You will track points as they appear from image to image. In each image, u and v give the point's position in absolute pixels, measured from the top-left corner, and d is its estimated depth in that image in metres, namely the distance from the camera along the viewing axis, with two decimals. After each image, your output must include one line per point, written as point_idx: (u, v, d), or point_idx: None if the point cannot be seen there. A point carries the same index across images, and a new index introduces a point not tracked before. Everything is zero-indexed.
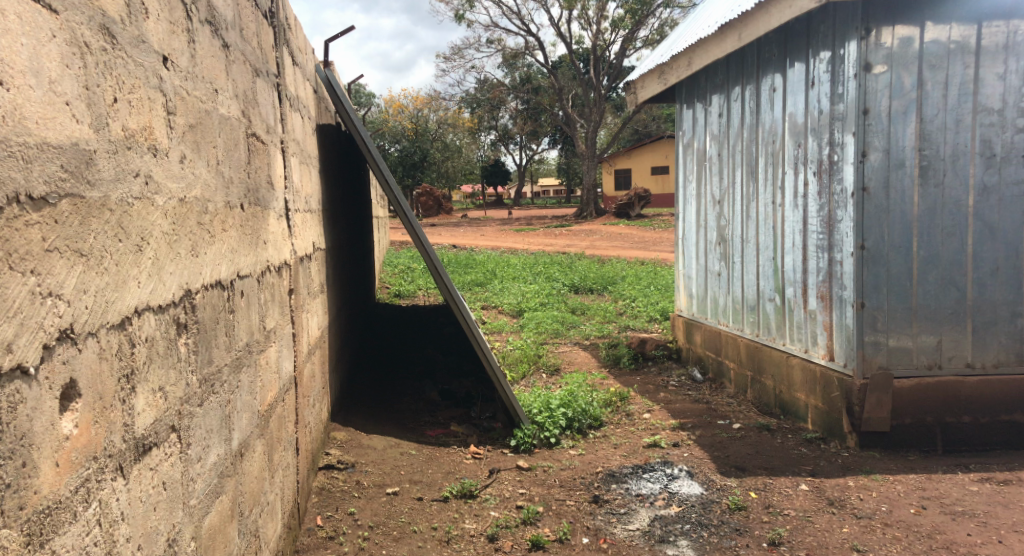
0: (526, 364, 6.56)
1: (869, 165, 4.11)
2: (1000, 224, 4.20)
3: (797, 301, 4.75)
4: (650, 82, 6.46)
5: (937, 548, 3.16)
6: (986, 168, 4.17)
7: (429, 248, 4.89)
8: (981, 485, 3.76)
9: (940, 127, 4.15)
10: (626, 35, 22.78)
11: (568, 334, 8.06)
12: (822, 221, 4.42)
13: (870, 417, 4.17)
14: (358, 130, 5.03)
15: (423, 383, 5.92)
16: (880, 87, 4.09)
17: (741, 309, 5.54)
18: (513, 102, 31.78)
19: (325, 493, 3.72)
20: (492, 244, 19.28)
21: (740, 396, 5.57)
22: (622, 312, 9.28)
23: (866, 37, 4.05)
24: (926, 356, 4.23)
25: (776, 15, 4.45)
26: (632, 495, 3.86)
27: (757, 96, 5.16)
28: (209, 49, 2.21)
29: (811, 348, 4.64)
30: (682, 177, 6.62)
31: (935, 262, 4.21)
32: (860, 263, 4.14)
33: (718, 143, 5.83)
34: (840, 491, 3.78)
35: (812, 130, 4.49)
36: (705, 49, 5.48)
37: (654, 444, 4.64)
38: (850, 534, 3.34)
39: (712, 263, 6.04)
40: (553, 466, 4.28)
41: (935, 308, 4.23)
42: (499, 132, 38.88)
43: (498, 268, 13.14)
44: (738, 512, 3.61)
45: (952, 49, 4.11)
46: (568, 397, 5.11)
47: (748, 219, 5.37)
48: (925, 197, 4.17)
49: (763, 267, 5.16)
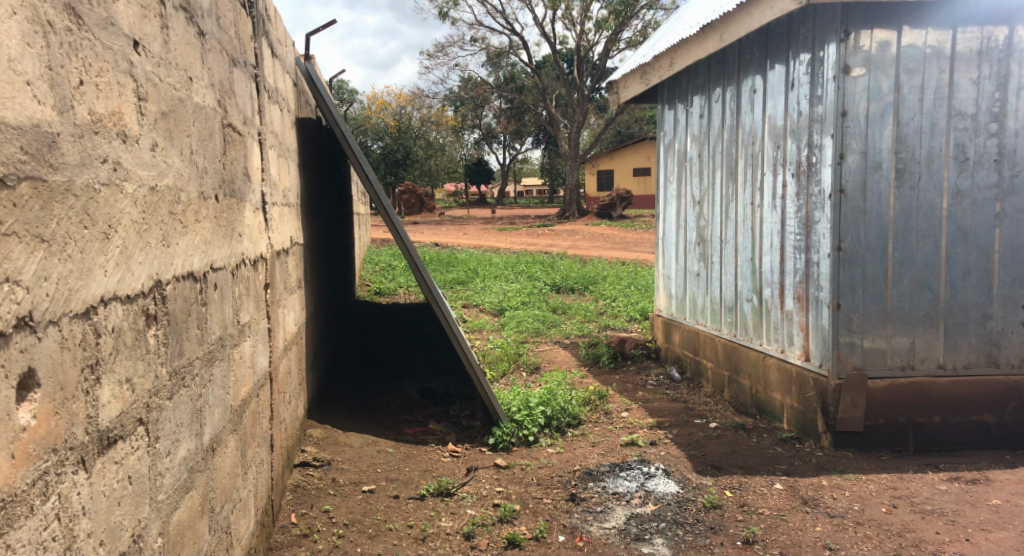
0: (506, 363, 6.56)
1: (846, 166, 4.16)
2: (972, 227, 4.26)
3: (774, 301, 4.79)
4: (634, 82, 6.49)
5: (907, 546, 3.19)
6: (959, 171, 4.23)
7: (409, 244, 4.86)
8: (949, 484, 3.81)
9: (916, 130, 4.20)
10: (609, 36, 22.93)
11: (549, 333, 8.09)
12: (800, 221, 4.46)
13: (845, 417, 4.23)
14: (340, 124, 5.00)
15: (401, 380, 5.91)
16: (858, 90, 4.14)
17: (719, 309, 5.58)
18: (497, 101, 31.87)
19: (300, 490, 3.69)
20: (473, 242, 19.29)
21: (717, 395, 5.62)
22: (603, 311, 9.34)
23: (845, 40, 4.09)
24: (899, 357, 4.28)
25: (757, 16, 4.47)
26: (609, 494, 3.87)
27: (738, 98, 5.20)
28: (183, 36, 2.19)
29: (788, 348, 4.68)
30: (663, 178, 6.65)
31: (909, 265, 4.26)
32: (836, 264, 4.18)
33: (699, 143, 5.86)
34: (814, 490, 3.81)
35: (791, 131, 4.54)
36: (688, 50, 5.51)
37: (632, 443, 4.66)
38: (823, 533, 3.36)
39: (692, 264, 6.08)
40: (531, 464, 4.29)
41: (909, 310, 4.28)
42: (484, 131, 39.00)
43: (481, 267, 13.15)
44: (713, 510, 3.63)
45: (928, 54, 4.16)
46: (547, 395, 5.13)
47: (727, 219, 5.41)
48: (900, 199, 4.22)
49: (741, 267, 5.21)
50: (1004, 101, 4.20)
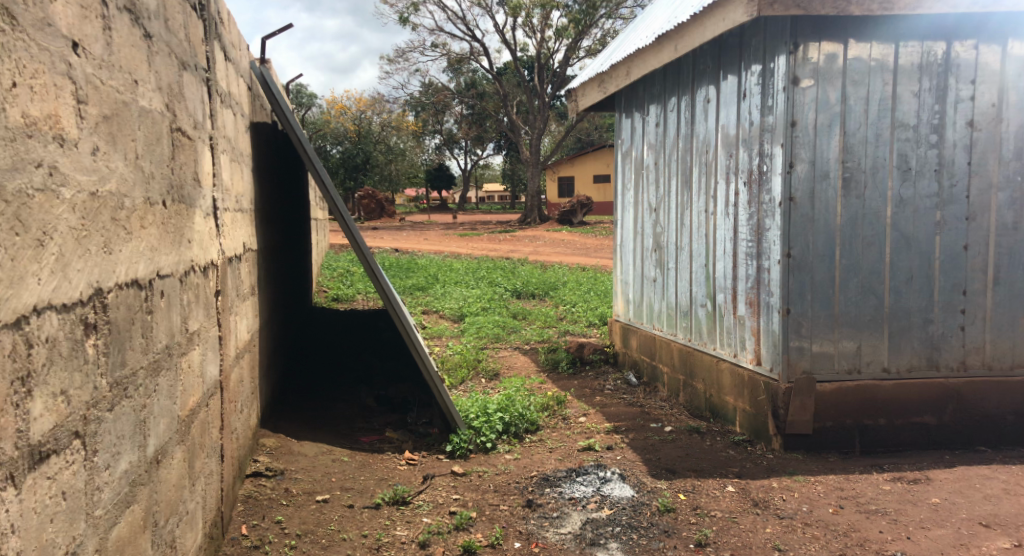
0: (465, 369, 6.55)
1: (795, 175, 4.26)
2: (914, 235, 4.39)
3: (727, 307, 4.88)
4: (592, 90, 6.56)
5: (852, 546, 3.27)
6: (902, 181, 4.36)
7: (365, 250, 4.82)
8: (893, 484, 3.92)
9: (861, 141, 4.33)
10: (569, 44, 23.15)
11: (509, 338, 8.10)
12: (752, 229, 4.55)
13: (794, 419, 4.33)
14: (295, 129, 4.95)
15: (358, 388, 5.85)
16: (806, 101, 4.25)
17: (675, 315, 5.66)
18: (457, 107, 31.88)
19: (252, 501, 3.62)
20: (433, 248, 19.22)
21: (673, 400, 5.70)
22: (562, 316, 9.40)
23: (794, 52, 4.20)
24: (846, 361, 4.40)
25: (709, 27, 4.56)
26: (565, 499, 3.89)
27: (692, 107, 5.30)
28: (128, 38, 2.14)
29: (740, 353, 4.77)
30: (621, 185, 6.73)
31: (855, 271, 4.38)
32: (786, 271, 4.28)
33: (655, 151, 5.95)
34: (764, 492, 3.89)
35: (743, 141, 4.64)
36: (644, 60, 5.59)
37: (589, 447, 4.70)
38: (772, 534, 3.43)
39: (649, 270, 6.15)
40: (488, 471, 4.28)
41: (855, 315, 4.40)
42: (445, 136, 38.93)
43: (441, 273, 13.12)
44: (667, 514, 3.68)
45: (873, 67, 4.29)
46: (505, 401, 5.14)
47: (682, 226, 5.49)
48: (846, 208, 4.34)
49: (695, 273, 5.30)
50: (944, 114, 4.35)
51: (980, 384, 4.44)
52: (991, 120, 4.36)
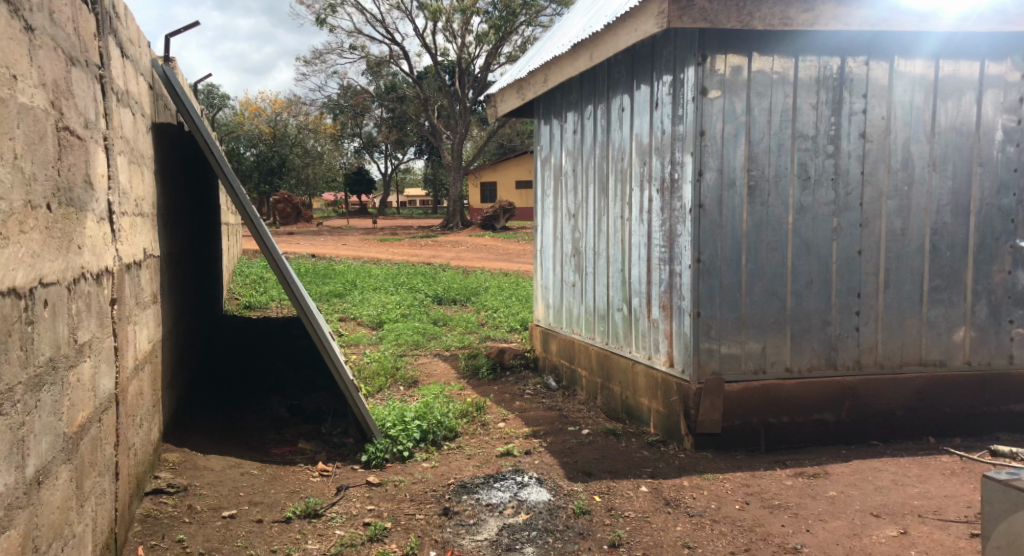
0: (383, 377, 6.44)
1: (704, 183, 4.40)
2: (814, 241, 4.60)
3: (641, 310, 4.99)
4: (511, 96, 6.59)
5: (757, 540, 3.39)
6: (802, 189, 4.57)
7: (277, 256, 4.67)
8: (794, 479, 4.10)
9: (765, 150, 4.51)
10: (489, 50, 23.26)
11: (428, 345, 8.03)
12: (664, 234, 4.68)
13: (704, 419, 4.47)
14: (202, 130, 4.75)
15: (270, 398, 5.66)
16: (714, 111, 4.39)
17: (592, 319, 5.75)
18: (377, 111, 31.50)
19: (151, 520, 3.44)
20: (353, 253, 18.90)
21: (590, 403, 5.78)
22: (483, 322, 9.39)
23: (702, 63, 4.34)
24: (752, 361, 4.57)
25: (622, 37, 4.66)
26: (482, 505, 3.87)
27: (608, 115, 5.40)
28: (4, 29, 2.00)
29: (654, 355, 4.89)
30: (540, 191, 6.78)
31: (760, 275, 4.55)
32: (696, 275, 4.41)
33: (573, 158, 6.03)
34: (676, 491, 3.99)
35: (656, 149, 4.76)
36: (560, 67, 5.66)
37: (507, 453, 4.70)
38: (683, 532, 3.51)
39: (568, 275, 6.23)
40: (405, 480, 4.22)
41: (760, 317, 4.57)
42: (365, 140, 38.37)
43: (360, 279, 12.89)
44: (583, 516, 3.71)
45: (775, 80, 4.48)
46: (423, 409, 5.08)
47: (599, 232, 5.59)
48: (752, 214, 4.51)
49: (612, 278, 5.39)
50: (839, 125, 4.58)
51: (873, 381, 4.69)
52: (881, 133, 4.62)
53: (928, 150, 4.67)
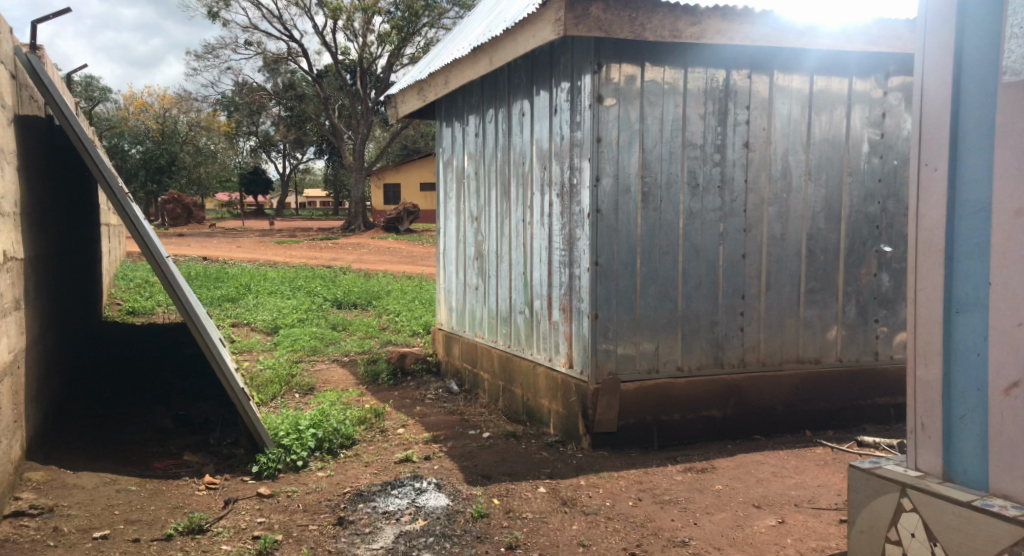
0: (277, 384, 6.22)
1: (601, 188, 4.50)
2: (703, 245, 4.80)
3: (542, 313, 5.05)
4: (411, 97, 6.54)
5: (648, 535, 3.50)
6: (693, 195, 4.76)
7: (159, 258, 4.42)
8: (684, 474, 4.26)
9: (658, 158, 4.66)
10: (392, 51, 23.00)
11: (327, 350, 7.83)
12: (564, 238, 4.76)
13: (601, 419, 4.57)
14: (74, 124, 4.43)
15: (153, 410, 5.35)
16: (609, 119, 4.51)
17: (495, 322, 5.77)
18: (275, 109, 30.50)
19: (11, 546, 3.18)
20: (249, 256, 18.20)
21: (491, 406, 5.80)
22: (385, 326, 9.25)
23: (597, 72, 4.44)
24: (646, 361, 4.71)
25: (520, 43, 4.70)
26: (378, 513, 3.80)
27: (508, 119, 5.44)
28: None
29: (554, 357, 4.96)
30: (443, 193, 6.76)
31: (654, 278, 4.70)
32: (594, 278, 4.51)
33: (475, 161, 6.04)
34: (572, 491, 4.06)
35: (555, 154, 4.84)
36: (460, 71, 5.66)
37: (406, 459, 4.64)
38: (578, 531, 3.58)
39: (470, 278, 6.23)
40: (298, 490, 4.09)
41: (654, 318, 4.72)
42: (262, 138, 37.06)
43: (256, 283, 12.42)
44: (481, 520, 3.71)
45: (666, 90, 4.64)
46: (319, 417, 4.94)
47: (501, 235, 5.62)
48: (646, 219, 4.65)
49: (514, 281, 5.44)
50: (725, 135, 4.80)
51: (756, 378, 4.94)
52: (763, 143, 4.88)
53: (804, 160, 4.97)
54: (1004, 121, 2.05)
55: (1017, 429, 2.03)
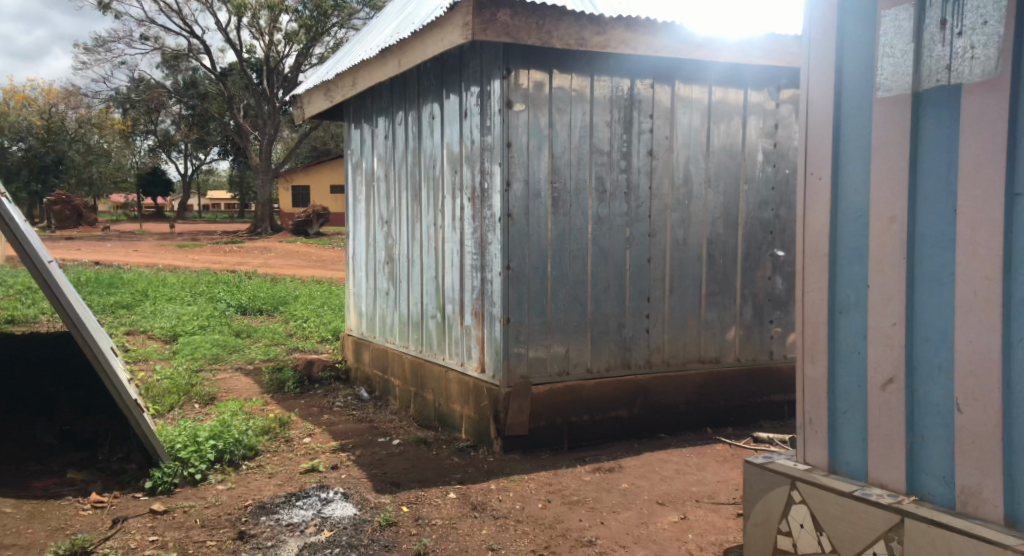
0: (175, 395, 5.93)
1: (512, 193, 4.53)
2: (610, 249, 4.90)
3: (454, 317, 5.03)
4: (318, 98, 6.38)
5: (556, 536, 3.53)
6: (601, 201, 4.85)
7: (39, 262, 4.12)
8: (592, 474, 4.33)
9: (567, 163, 4.72)
10: (300, 50, 22.45)
11: (229, 358, 7.52)
12: (475, 242, 4.76)
13: (513, 422, 4.59)
14: None
15: (35, 425, 4.99)
16: (519, 124, 4.53)
17: (406, 327, 5.70)
18: (174, 107, 29.16)
19: None
20: (145, 260, 17.30)
21: (402, 412, 5.73)
22: (292, 332, 8.99)
23: (506, 77, 4.47)
24: (556, 364, 4.76)
25: (429, 46, 4.67)
26: (282, 526, 3.68)
27: (418, 122, 5.39)
28: None
29: (466, 361, 4.94)
30: (352, 196, 6.63)
31: (564, 282, 4.76)
32: (505, 282, 4.53)
33: (385, 164, 5.95)
34: (483, 495, 4.05)
35: (466, 158, 4.83)
36: (368, 72, 5.57)
37: (312, 468, 4.51)
38: (488, 535, 3.57)
39: (380, 282, 6.13)
40: (195, 505, 3.90)
41: (564, 321, 4.78)
42: (161, 137, 35.35)
43: (152, 288, 11.82)
44: (389, 528, 3.65)
45: (573, 97, 4.72)
46: (219, 427, 4.73)
47: (412, 239, 5.56)
48: (556, 224, 4.71)
49: (425, 285, 5.39)
50: (630, 143, 4.92)
51: (661, 379, 5.09)
52: (666, 151, 5.03)
53: (704, 168, 5.16)
54: (879, 134, 2.19)
55: (892, 422, 2.17)
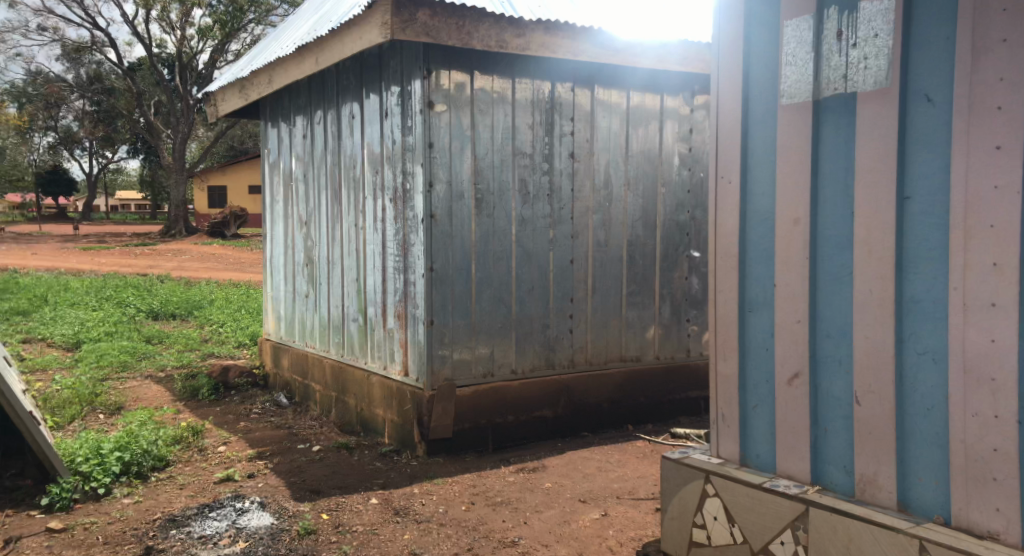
0: (77, 406, 5.61)
1: (434, 194, 4.50)
2: (534, 250, 4.93)
3: (376, 320, 4.96)
4: (232, 95, 6.17)
5: (479, 538, 3.53)
6: (524, 202, 4.88)
7: None
8: (516, 475, 4.35)
9: (489, 165, 4.73)
10: (214, 46, 21.68)
11: (138, 366, 7.17)
12: (398, 244, 4.70)
13: (437, 425, 4.55)
14: None
15: None
16: (441, 125, 4.51)
17: (327, 330, 5.57)
18: (77, 102, 27.63)
19: None
20: (46, 264, 16.31)
21: (323, 418, 5.60)
22: (207, 337, 8.65)
23: (427, 78, 4.43)
24: (481, 365, 4.76)
25: (347, 45, 4.58)
26: (193, 539, 3.53)
27: (338, 122, 5.29)
28: None
29: (389, 365, 4.88)
30: (269, 197, 6.44)
31: (489, 283, 4.77)
32: (429, 284, 4.49)
33: (303, 164, 5.81)
34: (405, 499, 4.00)
35: (387, 159, 4.77)
36: (285, 70, 5.42)
37: (227, 478, 4.35)
38: (410, 540, 3.53)
39: (300, 285, 5.98)
40: (98, 521, 3.69)
41: (488, 323, 4.78)
42: (63, 134, 33.44)
43: (53, 294, 11.15)
44: (307, 536, 3.56)
45: (495, 98, 4.73)
46: (125, 438, 4.50)
47: (333, 240, 5.45)
48: (480, 226, 4.70)
49: (346, 288, 5.29)
50: (552, 145, 4.97)
51: (584, 378, 5.15)
52: (586, 154, 5.11)
53: (624, 171, 5.27)
54: (783, 139, 2.29)
55: (798, 414, 2.27)
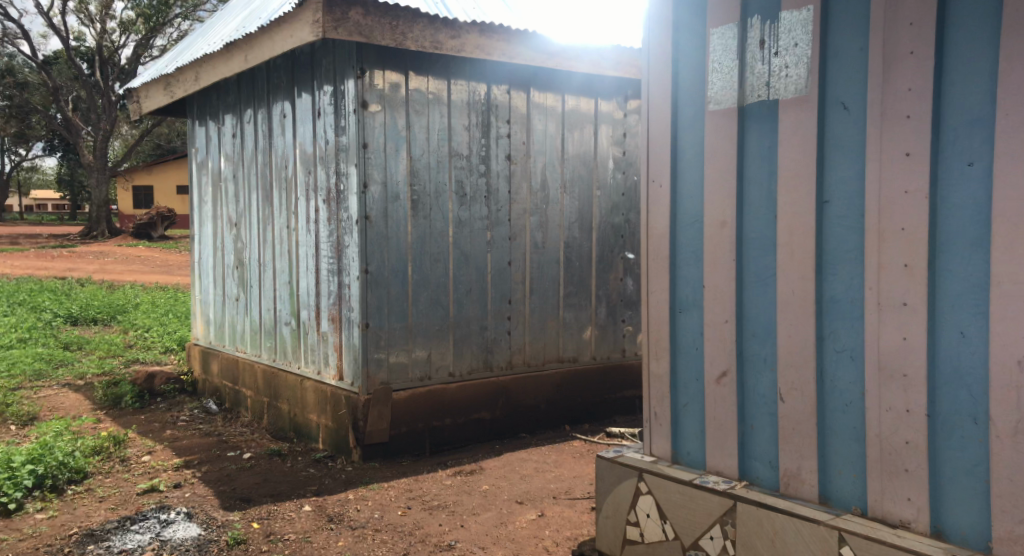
0: None
1: (369, 195, 4.44)
2: (471, 252, 4.92)
3: (310, 324, 4.86)
4: (157, 92, 5.94)
5: (415, 542, 3.49)
6: (461, 204, 4.86)
7: None
8: (453, 478, 4.33)
9: (426, 166, 4.69)
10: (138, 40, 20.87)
11: (56, 374, 6.83)
12: (332, 246, 4.62)
13: (372, 430, 4.49)
14: None
15: None
16: (375, 125, 4.45)
17: (259, 334, 5.43)
18: None
19: None
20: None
21: (254, 424, 5.45)
22: (131, 343, 8.31)
23: (361, 77, 4.37)
24: (418, 368, 4.71)
25: (278, 42, 4.48)
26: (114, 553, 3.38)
27: (269, 121, 5.16)
28: None
29: (323, 369, 4.78)
30: (197, 198, 6.23)
31: (425, 285, 4.73)
32: (364, 286, 4.43)
33: (233, 164, 5.65)
34: (340, 506, 3.93)
35: (320, 159, 4.68)
36: (213, 67, 5.26)
37: (151, 489, 4.18)
38: (344, 546, 3.47)
39: (230, 288, 5.81)
40: (8, 539, 3.50)
41: (425, 325, 4.74)
42: None
43: None
44: (236, 547, 3.46)
45: (431, 99, 4.69)
46: (39, 450, 4.28)
47: (264, 242, 5.31)
48: (416, 227, 4.66)
49: (279, 291, 5.17)
50: (488, 147, 4.97)
51: (521, 379, 5.17)
52: (523, 156, 5.13)
53: (560, 173, 5.31)
54: (711, 143, 2.35)
55: (726, 412, 2.33)
